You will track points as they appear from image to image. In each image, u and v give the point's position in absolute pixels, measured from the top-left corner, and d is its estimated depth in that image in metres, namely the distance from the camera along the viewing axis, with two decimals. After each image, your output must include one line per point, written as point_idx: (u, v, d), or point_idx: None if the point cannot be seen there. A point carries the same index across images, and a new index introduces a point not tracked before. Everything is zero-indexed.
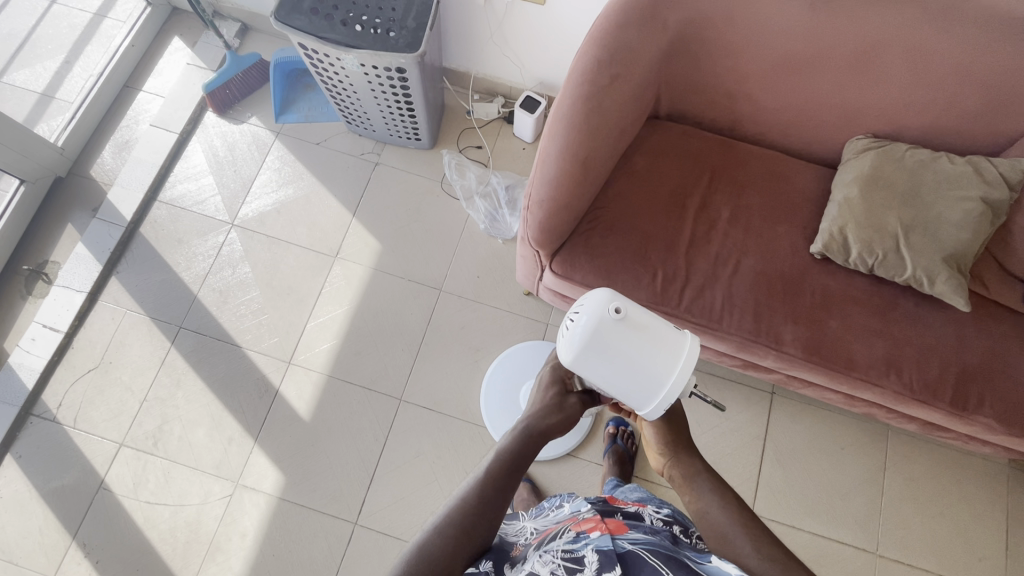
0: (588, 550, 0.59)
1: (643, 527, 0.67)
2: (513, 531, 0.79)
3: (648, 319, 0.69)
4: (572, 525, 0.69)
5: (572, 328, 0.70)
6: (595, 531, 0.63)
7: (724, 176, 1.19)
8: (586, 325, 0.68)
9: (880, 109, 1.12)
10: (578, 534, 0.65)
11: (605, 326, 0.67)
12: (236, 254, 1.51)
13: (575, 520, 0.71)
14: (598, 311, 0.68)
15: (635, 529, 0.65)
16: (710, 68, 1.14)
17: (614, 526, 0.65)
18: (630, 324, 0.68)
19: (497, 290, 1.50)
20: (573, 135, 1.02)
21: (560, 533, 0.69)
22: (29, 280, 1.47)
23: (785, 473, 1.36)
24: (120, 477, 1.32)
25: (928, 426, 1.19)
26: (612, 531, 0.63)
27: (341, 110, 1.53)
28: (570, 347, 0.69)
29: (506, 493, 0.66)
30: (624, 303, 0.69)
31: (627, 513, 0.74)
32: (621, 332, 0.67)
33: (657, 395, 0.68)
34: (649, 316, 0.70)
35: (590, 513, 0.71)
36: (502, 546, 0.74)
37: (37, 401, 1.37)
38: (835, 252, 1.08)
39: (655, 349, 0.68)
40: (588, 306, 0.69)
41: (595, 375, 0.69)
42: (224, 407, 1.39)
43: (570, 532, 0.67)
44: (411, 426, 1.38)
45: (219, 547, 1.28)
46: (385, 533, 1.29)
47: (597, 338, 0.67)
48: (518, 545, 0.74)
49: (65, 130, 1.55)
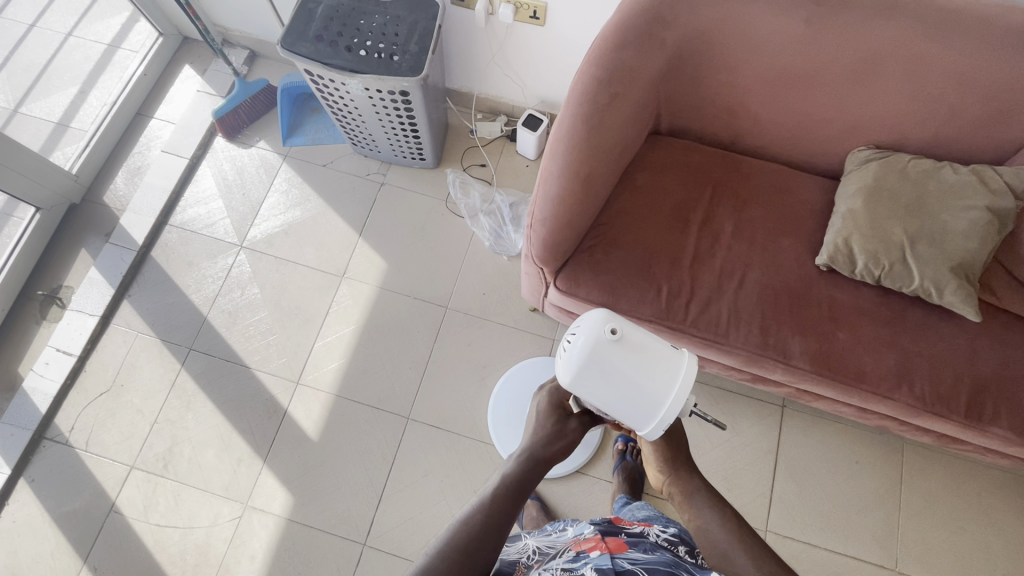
0: (587, 569, 0.59)
1: (644, 545, 0.67)
2: (514, 551, 0.79)
3: (645, 338, 0.70)
4: (572, 545, 0.70)
5: (569, 349, 0.70)
6: (594, 550, 0.64)
7: (727, 190, 1.20)
8: (583, 347, 0.68)
9: (880, 121, 1.12)
10: (577, 553, 0.65)
11: (602, 348, 0.68)
12: (245, 276, 1.53)
13: (576, 540, 0.71)
14: (595, 332, 0.68)
15: (635, 546, 0.65)
16: (709, 84, 1.15)
17: (614, 545, 0.65)
18: (627, 344, 0.68)
19: (503, 307, 1.51)
20: (575, 153, 1.03)
21: (561, 552, 0.70)
22: (43, 305, 1.50)
23: (798, 488, 1.33)
24: (131, 500, 1.33)
25: (943, 438, 1.17)
26: (612, 549, 0.64)
27: (346, 132, 1.55)
28: (569, 369, 0.69)
29: (507, 514, 0.66)
30: (620, 324, 0.69)
31: (630, 532, 0.73)
32: (618, 352, 0.68)
33: (656, 413, 0.68)
34: (645, 335, 0.70)
35: (591, 533, 0.71)
36: (504, 570, 0.75)
37: (50, 424, 1.39)
38: (841, 264, 1.08)
39: (652, 367, 0.68)
40: (585, 327, 0.69)
41: (594, 397, 0.69)
42: (234, 428, 1.39)
43: (570, 552, 0.67)
44: (420, 445, 1.38)
45: (229, 569, 1.28)
46: (394, 554, 1.28)
47: (594, 360, 0.68)
48: (519, 566, 0.75)
49: (79, 158, 1.59)
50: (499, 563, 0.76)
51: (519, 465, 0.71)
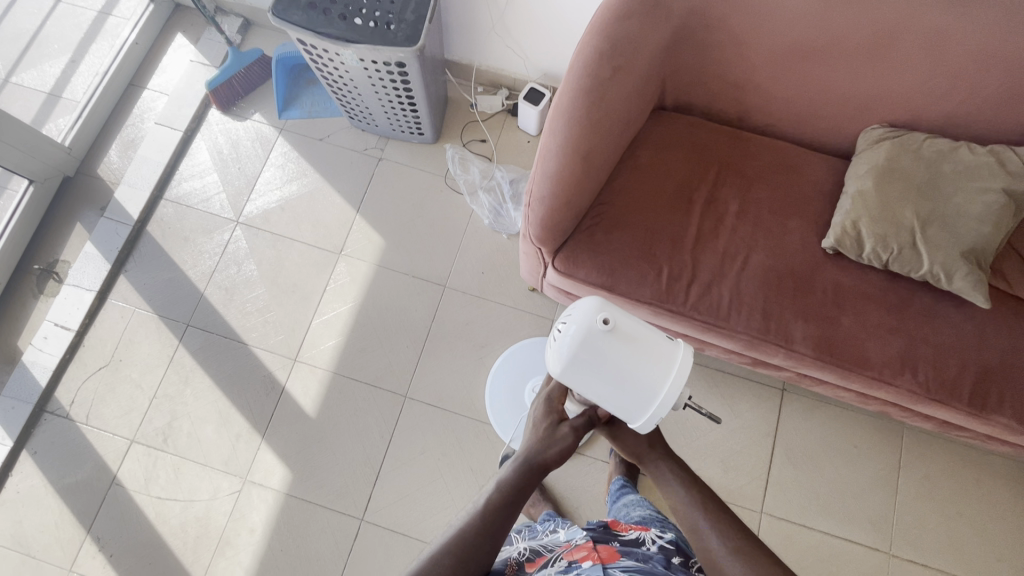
0: None
1: (636, 554, 0.68)
2: (504, 553, 0.78)
3: (640, 329, 0.68)
4: (563, 552, 0.71)
5: (560, 337, 0.69)
6: (586, 561, 0.66)
7: (733, 169, 1.16)
8: (574, 336, 0.67)
9: (895, 97, 1.07)
10: (570, 563, 0.67)
11: (593, 337, 0.66)
12: (241, 251, 1.52)
13: (568, 547, 0.72)
14: (587, 321, 0.67)
15: (626, 555, 0.68)
16: (717, 57, 1.10)
17: (606, 555, 0.67)
18: (620, 334, 0.67)
19: (502, 286, 1.49)
20: (574, 129, 1.00)
21: (552, 560, 0.71)
22: (40, 279, 1.49)
23: (795, 471, 1.33)
24: (131, 473, 1.35)
25: (944, 425, 1.15)
26: (604, 560, 0.66)
27: (342, 105, 1.51)
28: (559, 358, 0.68)
29: None
30: (613, 313, 0.67)
31: (625, 539, 0.74)
32: (610, 343, 0.66)
33: (647, 406, 0.67)
34: (640, 325, 0.68)
35: (584, 540, 0.72)
36: (497, 568, 0.74)
37: (50, 398, 1.40)
38: (848, 247, 1.04)
39: (645, 360, 0.67)
40: (577, 316, 0.68)
41: (584, 387, 0.69)
42: (232, 404, 1.40)
43: (561, 561, 0.69)
44: (417, 423, 1.38)
45: (229, 541, 1.30)
46: (391, 530, 1.30)
47: (585, 350, 0.67)
48: (512, 567, 0.74)
49: (72, 130, 1.56)
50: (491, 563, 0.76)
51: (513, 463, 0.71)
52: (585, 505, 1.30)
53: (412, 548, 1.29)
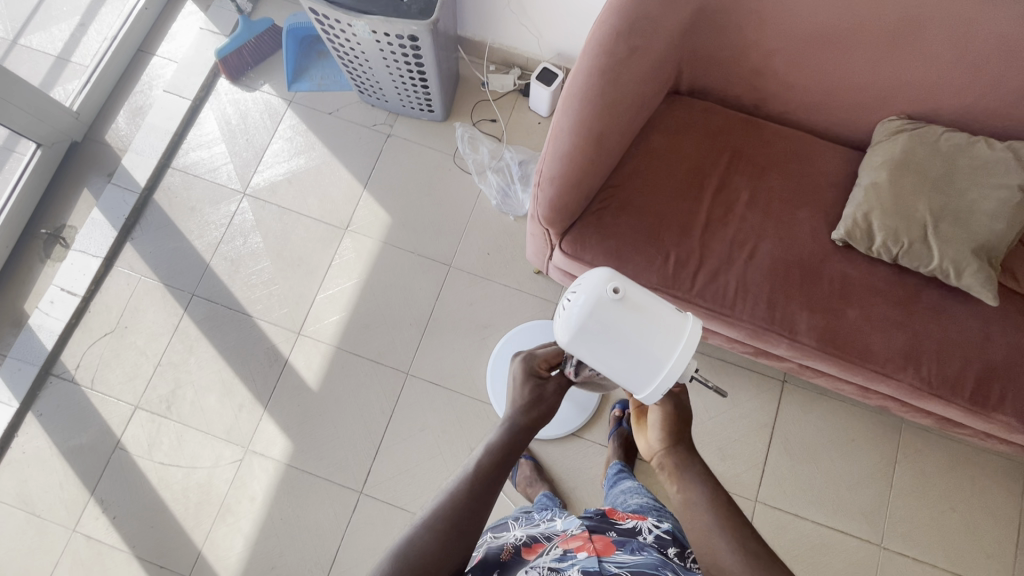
0: (574, 571, 0.62)
1: (632, 544, 0.69)
2: (500, 538, 0.77)
3: (649, 300, 0.68)
4: (559, 542, 0.72)
5: (569, 306, 0.69)
6: (582, 551, 0.66)
7: (745, 157, 1.14)
8: (583, 305, 0.67)
9: (915, 89, 1.05)
10: (565, 552, 0.67)
11: (602, 306, 0.66)
12: (247, 224, 1.51)
13: (563, 537, 0.73)
14: (596, 290, 0.67)
15: (622, 547, 0.68)
16: (736, 40, 1.08)
17: (601, 546, 0.68)
18: (629, 304, 0.67)
19: (507, 268, 1.48)
20: (587, 109, 0.98)
21: (548, 548, 0.71)
22: (47, 244, 1.49)
23: (791, 462, 1.34)
24: (135, 438, 1.36)
25: (944, 421, 1.15)
26: (600, 552, 0.66)
27: (352, 79, 1.50)
28: (567, 327, 0.68)
29: (494, 485, 0.65)
30: (623, 283, 0.67)
31: (621, 529, 0.75)
32: (619, 311, 0.66)
33: (654, 378, 0.67)
34: (649, 296, 0.68)
35: (579, 530, 0.73)
36: (491, 552, 0.73)
37: (56, 362, 1.41)
38: (858, 239, 1.04)
39: (654, 330, 0.67)
40: (586, 285, 0.68)
41: (592, 358, 0.69)
42: (235, 374, 1.41)
43: (557, 550, 0.69)
44: (418, 400, 1.39)
45: (230, 508, 1.32)
46: (389, 503, 1.32)
47: (594, 320, 0.66)
48: (507, 551, 0.73)
49: (80, 95, 1.55)
50: (486, 548, 0.75)
51: (505, 430, 0.69)
52: (581, 487, 1.32)
53: (397, 516, 1.31)
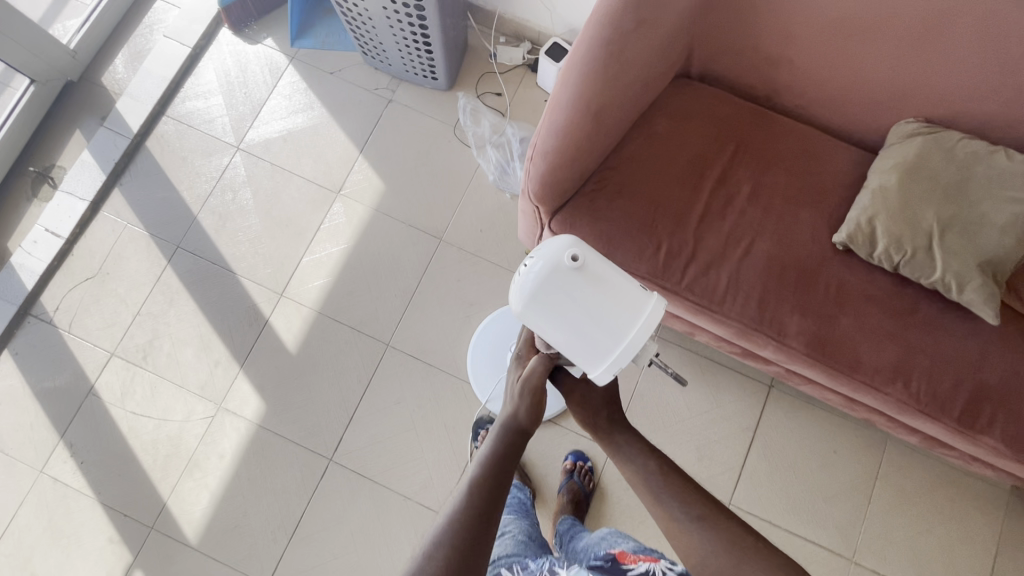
0: None
1: None
2: None
3: (610, 274, 0.66)
4: None
5: (526, 273, 0.66)
6: None
7: (751, 149, 1.09)
8: (540, 273, 0.64)
9: (937, 90, 0.99)
10: None
11: (561, 274, 0.64)
12: (238, 179, 1.48)
13: None
14: (556, 257, 0.64)
15: None
16: (751, 25, 1.03)
17: None
18: (589, 276, 0.64)
19: (498, 247, 1.45)
20: (588, 82, 0.94)
21: None
22: (36, 182, 1.47)
23: (770, 469, 1.31)
24: (109, 386, 1.35)
25: (929, 440, 1.12)
26: None
27: (356, 39, 1.45)
28: (522, 294, 0.65)
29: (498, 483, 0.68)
30: (584, 252, 0.65)
31: None
32: (576, 281, 0.64)
33: (608, 356, 0.66)
34: (610, 270, 0.66)
35: None
36: None
37: (35, 302, 1.40)
38: (859, 245, 0.99)
39: (612, 305, 0.65)
40: (546, 251, 0.65)
41: (544, 328, 0.67)
42: (214, 330, 1.39)
43: None
44: (396, 372, 1.37)
45: (198, 464, 1.31)
46: (358, 473, 1.31)
47: (550, 289, 0.64)
48: None
49: (78, 33, 1.51)
50: None
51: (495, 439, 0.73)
52: (553, 474, 1.30)
53: (421, 516, 1.28)
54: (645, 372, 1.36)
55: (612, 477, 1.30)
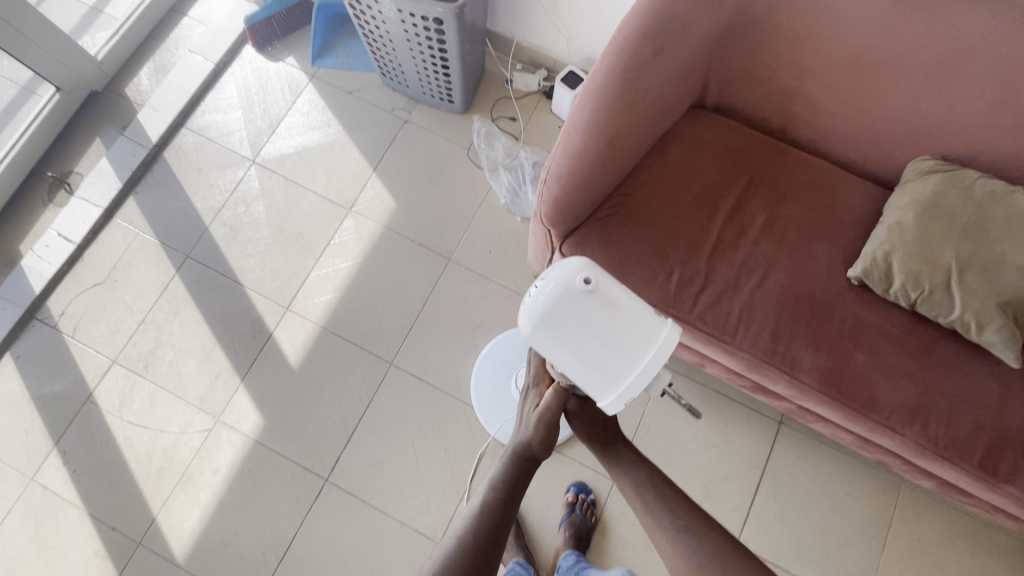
0: None
1: None
2: None
3: (622, 297, 0.64)
4: None
5: (536, 294, 0.64)
6: None
7: (765, 180, 1.09)
8: (551, 295, 0.62)
9: (954, 128, 0.99)
10: None
11: (572, 297, 0.62)
12: (252, 192, 1.49)
13: None
14: (568, 279, 0.62)
15: None
16: (768, 59, 1.04)
17: None
18: (601, 299, 0.63)
19: (507, 269, 1.44)
20: (604, 108, 0.94)
21: None
22: (52, 187, 1.49)
23: (778, 509, 1.26)
24: (108, 394, 1.34)
25: (945, 485, 1.07)
26: None
27: (376, 60, 1.47)
28: (532, 317, 0.64)
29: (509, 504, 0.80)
30: (596, 275, 0.63)
31: None
32: (588, 305, 0.62)
33: (620, 384, 0.64)
34: (623, 293, 0.64)
35: None
36: None
37: (41, 305, 1.39)
38: (874, 280, 0.98)
39: (625, 329, 0.63)
40: (557, 273, 0.63)
41: (554, 352, 0.65)
42: (218, 342, 1.38)
43: None
44: (398, 393, 1.34)
45: (191, 478, 1.28)
46: (354, 495, 1.27)
47: (561, 312, 0.62)
48: None
49: (107, 45, 1.55)
50: None
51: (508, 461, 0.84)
52: (554, 505, 1.26)
53: (416, 543, 1.24)
54: (652, 402, 1.33)
55: (615, 510, 1.26)
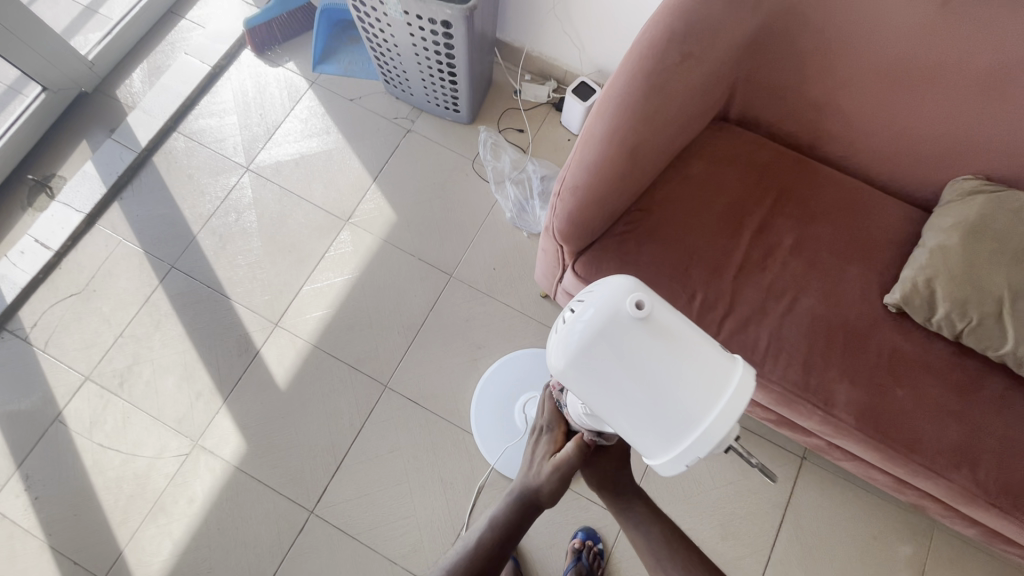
0: None
1: None
2: None
3: (680, 328, 0.53)
4: None
5: (575, 320, 0.55)
6: None
7: (793, 198, 1.02)
8: (592, 321, 0.53)
9: (1001, 146, 0.92)
10: None
11: (618, 325, 0.52)
12: (244, 200, 1.42)
13: None
14: (613, 303, 0.53)
15: None
16: (798, 68, 0.98)
17: None
18: (654, 330, 0.52)
19: (511, 287, 1.36)
20: (626, 115, 0.87)
21: None
22: (32, 191, 1.41)
23: (802, 555, 1.16)
24: (78, 413, 1.23)
25: (991, 535, 0.97)
26: None
27: (379, 66, 1.41)
28: (568, 347, 0.54)
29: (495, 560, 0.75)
30: (649, 299, 0.53)
31: None
32: (638, 335, 0.52)
33: (678, 437, 0.52)
34: (681, 323, 0.54)
35: None
36: None
37: (13, 316, 1.30)
38: (915, 308, 0.90)
39: (682, 368, 0.52)
40: (601, 295, 0.54)
41: (595, 391, 0.55)
42: (200, 359, 1.28)
43: None
44: (392, 418, 1.25)
45: (164, 508, 1.17)
46: (341, 530, 1.16)
47: (604, 342, 0.53)
48: None
49: (99, 45, 1.49)
50: None
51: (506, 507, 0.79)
52: (559, 546, 1.15)
53: None
54: None
55: (624, 552, 1.15)
